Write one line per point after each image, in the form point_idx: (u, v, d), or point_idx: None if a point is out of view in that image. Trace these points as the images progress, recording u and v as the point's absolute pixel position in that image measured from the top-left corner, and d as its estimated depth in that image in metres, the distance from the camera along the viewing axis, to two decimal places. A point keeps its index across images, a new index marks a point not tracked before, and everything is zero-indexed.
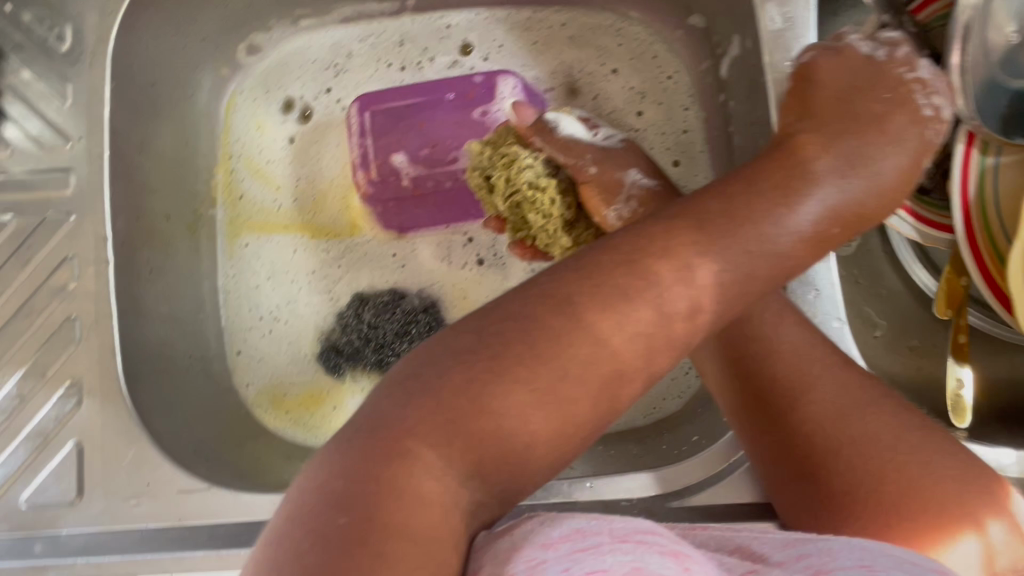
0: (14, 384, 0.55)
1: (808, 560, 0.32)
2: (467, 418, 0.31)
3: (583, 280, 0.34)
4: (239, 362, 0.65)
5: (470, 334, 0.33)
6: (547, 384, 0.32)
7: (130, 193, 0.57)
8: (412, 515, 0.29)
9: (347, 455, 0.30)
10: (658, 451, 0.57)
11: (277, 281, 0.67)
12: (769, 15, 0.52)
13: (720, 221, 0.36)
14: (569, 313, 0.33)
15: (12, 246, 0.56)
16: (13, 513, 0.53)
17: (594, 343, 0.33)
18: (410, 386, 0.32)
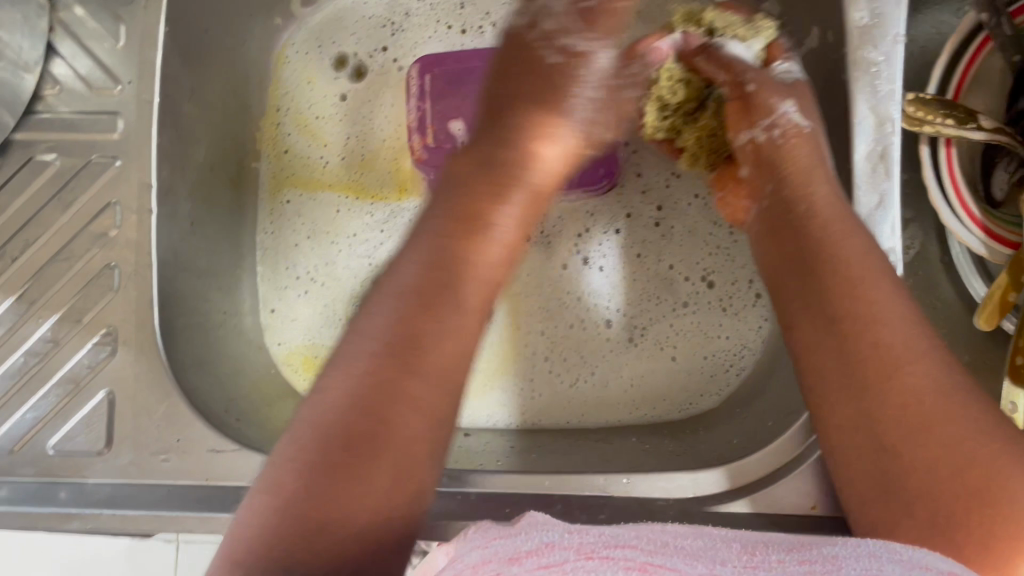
0: (49, 328, 0.54)
1: (812, 565, 0.35)
2: (361, 447, 0.37)
3: (390, 299, 0.41)
4: (272, 320, 0.64)
5: (356, 363, 0.39)
6: (430, 395, 0.39)
7: (178, 141, 0.56)
8: (336, 517, 0.36)
9: (274, 500, 0.37)
10: (696, 449, 0.55)
11: (317, 240, 0.66)
12: (857, 10, 0.50)
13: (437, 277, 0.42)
14: (407, 355, 0.39)
15: (54, 186, 0.55)
16: (40, 458, 0.52)
17: (453, 352, 0.41)
18: (302, 435, 0.38)
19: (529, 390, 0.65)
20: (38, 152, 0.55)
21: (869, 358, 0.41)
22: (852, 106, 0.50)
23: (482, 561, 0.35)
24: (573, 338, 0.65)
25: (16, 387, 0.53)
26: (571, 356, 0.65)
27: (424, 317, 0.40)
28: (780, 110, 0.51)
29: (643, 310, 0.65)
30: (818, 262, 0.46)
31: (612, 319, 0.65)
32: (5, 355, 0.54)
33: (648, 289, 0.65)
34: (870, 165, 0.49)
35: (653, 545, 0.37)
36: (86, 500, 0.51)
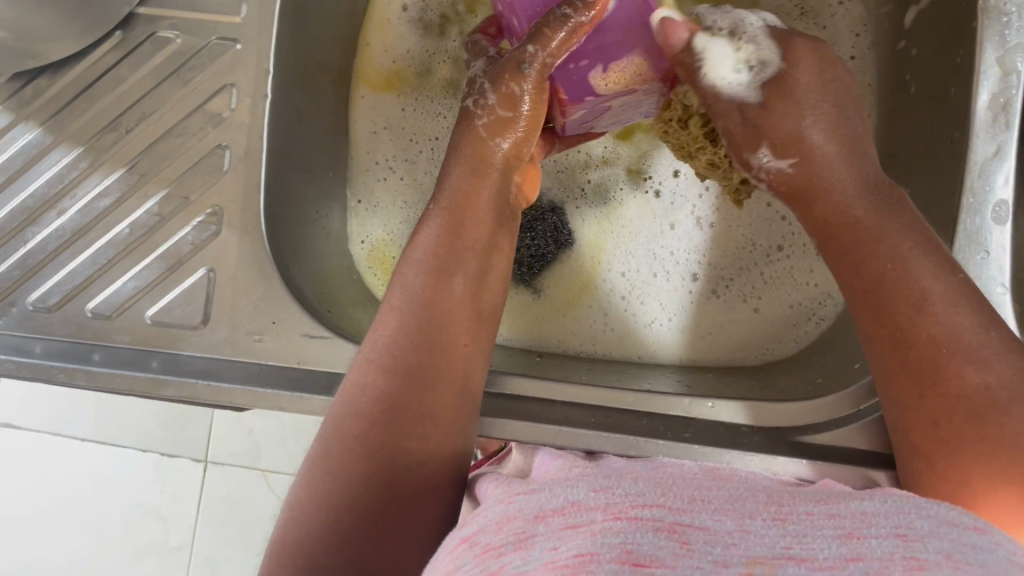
0: (156, 203, 0.55)
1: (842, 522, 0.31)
2: (388, 447, 0.43)
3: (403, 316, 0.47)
4: (358, 212, 0.64)
5: (372, 374, 0.45)
6: (427, 383, 0.45)
7: (298, 34, 0.57)
8: (369, 521, 0.41)
9: (310, 514, 0.41)
10: (776, 386, 0.55)
11: (395, 129, 0.65)
12: None
13: (422, 288, 0.48)
14: (418, 355, 0.46)
15: (173, 63, 0.56)
16: (137, 327, 0.53)
17: (436, 351, 0.46)
18: (334, 443, 0.43)
19: (600, 323, 0.65)
20: (161, 29, 0.57)
21: (916, 357, 0.41)
22: (978, 55, 0.50)
23: (507, 518, 0.34)
24: (656, 285, 0.66)
25: (118, 255, 0.54)
26: (653, 298, 0.65)
27: (418, 330, 0.46)
28: (759, 160, 0.49)
29: (733, 261, 0.65)
30: (859, 278, 0.45)
31: (700, 270, 0.65)
32: (112, 224, 0.55)
33: (743, 235, 0.65)
34: (991, 114, 0.49)
35: (683, 501, 0.33)
36: (180, 370, 0.52)
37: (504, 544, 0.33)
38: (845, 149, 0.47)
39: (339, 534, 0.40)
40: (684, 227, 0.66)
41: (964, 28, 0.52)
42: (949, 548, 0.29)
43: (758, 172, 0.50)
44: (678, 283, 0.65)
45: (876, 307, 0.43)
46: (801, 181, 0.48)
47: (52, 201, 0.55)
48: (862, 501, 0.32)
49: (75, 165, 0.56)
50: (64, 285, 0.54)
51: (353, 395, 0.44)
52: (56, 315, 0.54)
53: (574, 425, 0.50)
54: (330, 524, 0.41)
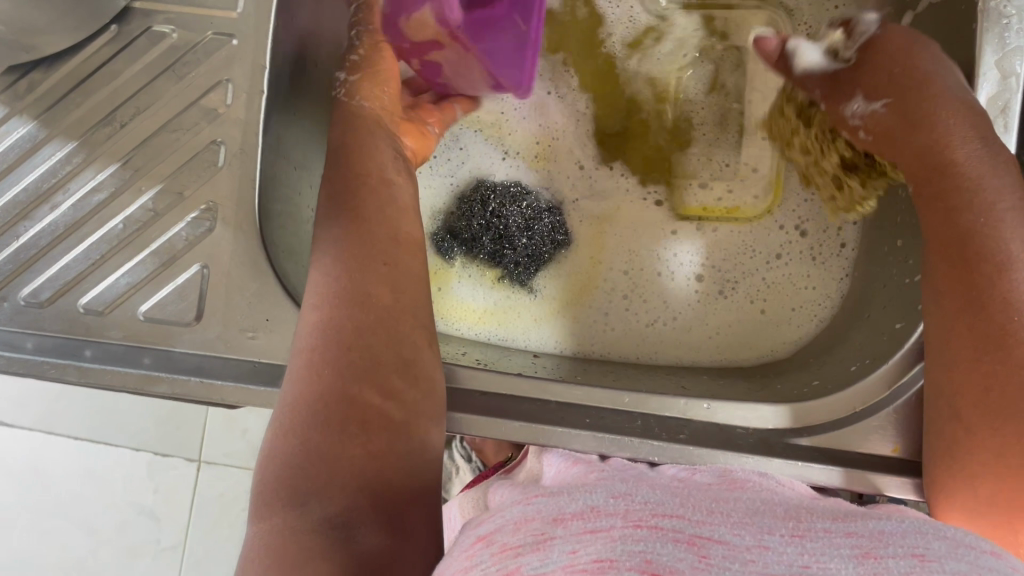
0: (150, 198, 0.54)
1: (859, 538, 0.31)
2: (361, 374, 0.44)
3: (355, 262, 0.47)
4: None
5: (334, 308, 0.46)
6: (382, 313, 0.46)
7: (296, 31, 0.56)
8: (351, 442, 0.42)
9: (291, 442, 0.41)
10: (772, 390, 0.55)
11: None
12: None
13: (371, 223, 0.49)
14: (369, 293, 0.47)
15: (169, 57, 0.56)
16: (129, 323, 0.53)
17: (387, 287, 0.47)
18: (305, 371, 0.44)
19: (600, 323, 0.65)
20: (157, 23, 0.56)
21: (985, 321, 0.42)
22: (977, 57, 0.50)
23: (526, 518, 0.34)
24: (656, 284, 0.66)
25: (112, 251, 0.54)
26: (651, 300, 0.65)
27: (370, 264, 0.48)
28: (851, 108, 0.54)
29: (734, 265, 0.65)
30: (939, 223, 0.45)
31: (701, 273, 0.66)
32: (105, 220, 0.54)
33: (745, 238, 0.66)
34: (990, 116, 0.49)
35: (700, 513, 0.33)
36: (173, 367, 0.52)
37: (521, 546, 0.32)
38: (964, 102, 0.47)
39: (306, 454, 0.41)
40: (688, 231, 0.66)
41: (963, 30, 0.52)
42: (968, 568, 0.30)
43: (858, 117, 0.53)
44: (683, 284, 0.65)
45: (950, 252, 0.44)
46: (894, 120, 0.50)
47: (44, 196, 0.55)
48: (879, 521, 0.32)
49: (68, 160, 0.55)
50: (56, 281, 0.54)
51: (313, 332, 0.45)
52: (48, 311, 0.53)
53: (571, 425, 0.50)
54: (297, 448, 0.41)
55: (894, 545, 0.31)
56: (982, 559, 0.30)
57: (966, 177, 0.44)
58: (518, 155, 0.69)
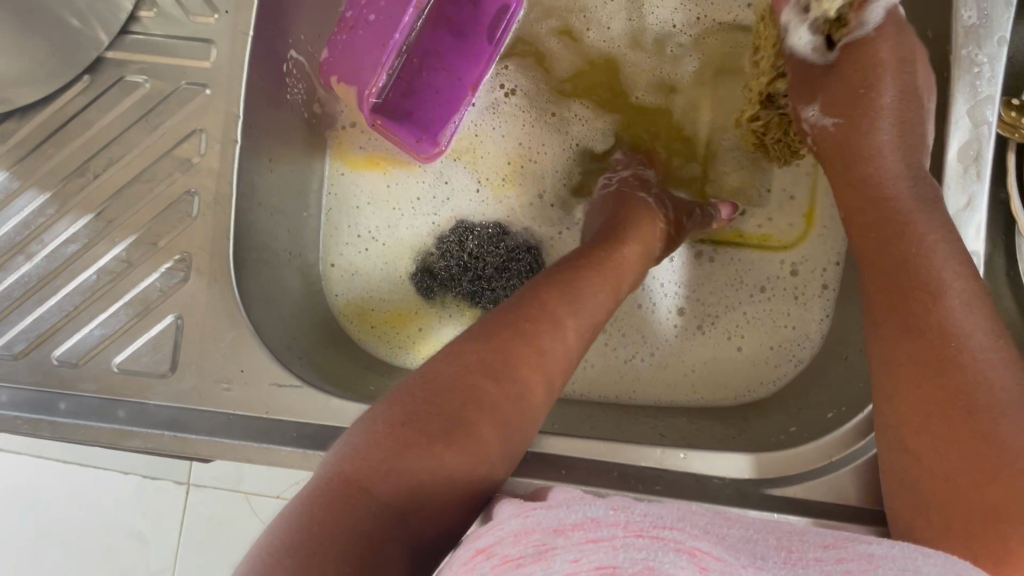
0: (123, 248, 0.54)
1: (849, 565, 0.31)
2: (484, 410, 0.41)
3: (523, 314, 0.46)
4: (333, 274, 0.65)
5: (491, 342, 0.44)
6: (526, 361, 0.44)
7: (267, 79, 0.56)
8: (441, 473, 0.38)
9: (385, 445, 0.38)
10: (748, 435, 0.54)
11: (379, 205, 0.67)
12: (965, 7, 0.49)
13: (557, 287, 0.48)
14: (527, 339, 0.45)
15: (142, 108, 0.56)
16: (102, 375, 0.52)
17: (542, 347, 0.45)
18: (435, 387, 0.41)
19: (579, 361, 0.65)
20: (129, 73, 0.56)
21: (928, 347, 0.39)
22: (950, 105, 0.50)
23: (525, 531, 0.31)
24: (639, 317, 0.65)
25: (85, 302, 0.54)
26: (635, 336, 0.65)
27: (534, 318, 0.46)
28: (806, 115, 0.53)
29: (715, 299, 0.65)
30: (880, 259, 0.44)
31: (682, 305, 0.65)
32: (78, 271, 0.54)
33: (733, 270, 0.65)
34: (962, 166, 0.49)
35: (698, 526, 0.32)
36: (146, 421, 0.51)
37: (523, 556, 0.29)
38: (901, 127, 0.47)
39: (371, 454, 0.37)
40: (680, 257, 0.66)
41: (939, 77, 0.51)
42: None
43: (811, 125, 0.53)
44: (665, 317, 0.65)
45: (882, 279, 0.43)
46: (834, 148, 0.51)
47: (17, 246, 0.55)
48: (869, 546, 0.32)
49: (42, 211, 0.55)
50: (29, 332, 0.54)
51: (449, 361, 0.43)
52: (22, 363, 0.53)
53: (546, 476, 0.50)
54: (365, 446, 0.38)
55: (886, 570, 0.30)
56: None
57: (906, 212, 0.44)
58: (487, 182, 0.67)
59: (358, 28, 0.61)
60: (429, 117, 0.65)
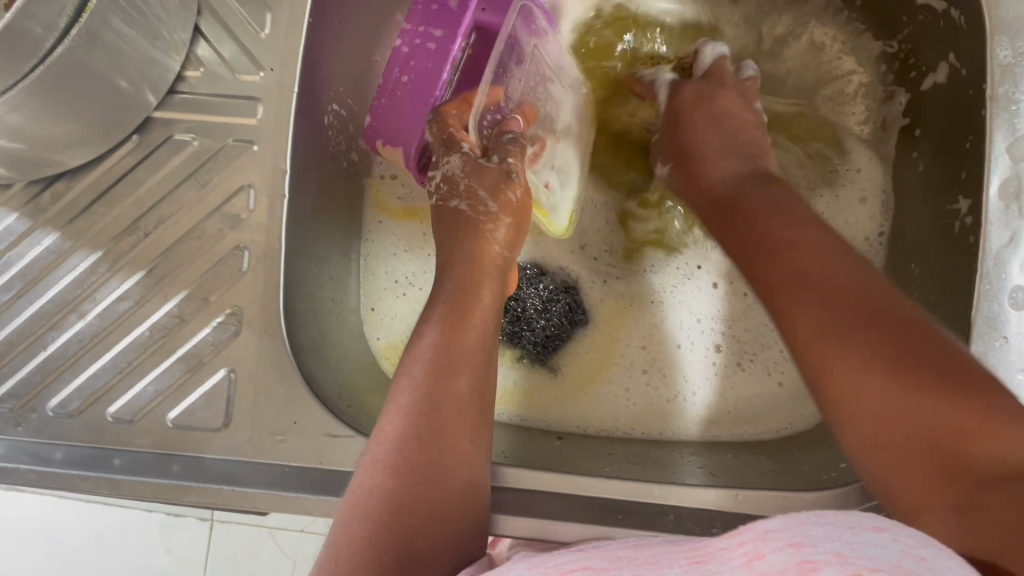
0: (175, 304, 0.55)
1: (753, 545, 0.30)
2: (436, 454, 0.44)
3: (445, 333, 0.49)
4: (372, 318, 0.64)
5: (419, 371, 0.47)
6: (452, 379, 0.47)
7: (310, 131, 0.57)
8: (415, 530, 0.41)
9: (356, 521, 0.41)
10: (798, 472, 0.54)
11: (417, 251, 0.65)
12: (999, 47, 0.50)
13: (466, 299, 0.51)
14: (451, 359, 0.48)
15: (190, 165, 0.57)
16: (158, 431, 0.53)
17: (463, 360, 0.48)
18: (390, 439, 0.44)
19: (622, 403, 0.64)
20: (177, 132, 0.57)
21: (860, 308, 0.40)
22: (989, 143, 0.50)
23: None
24: (676, 355, 0.65)
25: (139, 358, 0.54)
26: (672, 375, 0.64)
27: (451, 338, 0.49)
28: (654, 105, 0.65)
29: (754, 338, 0.65)
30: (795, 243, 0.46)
31: (719, 343, 0.65)
32: (131, 328, 0.55)
33: None
34: (1003, 203, 0.49)
35: (610, 561, 0.35)
36: (202, 475, 0.51)
37: None
38: (726, 130, 0.59)
39: (356, 505, 0.42)
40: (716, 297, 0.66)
41: (975, 115, 0.52)
42: (841, 545, 0.27)
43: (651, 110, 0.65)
44: (700, 353, 0.65)
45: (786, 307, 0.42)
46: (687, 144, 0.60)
47: (71, 305, 0.55)
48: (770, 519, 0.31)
49: (94, 269, 0.56)
50: (84, 390, 0.54)
51: (389, 421, 0.45)
52: (77, 421, 0.54)
53: (601, 523, 0.49)
54: (358, 493, 0.42)
55: (779, 540, 0.29)
56: (858, 535, 0.28)
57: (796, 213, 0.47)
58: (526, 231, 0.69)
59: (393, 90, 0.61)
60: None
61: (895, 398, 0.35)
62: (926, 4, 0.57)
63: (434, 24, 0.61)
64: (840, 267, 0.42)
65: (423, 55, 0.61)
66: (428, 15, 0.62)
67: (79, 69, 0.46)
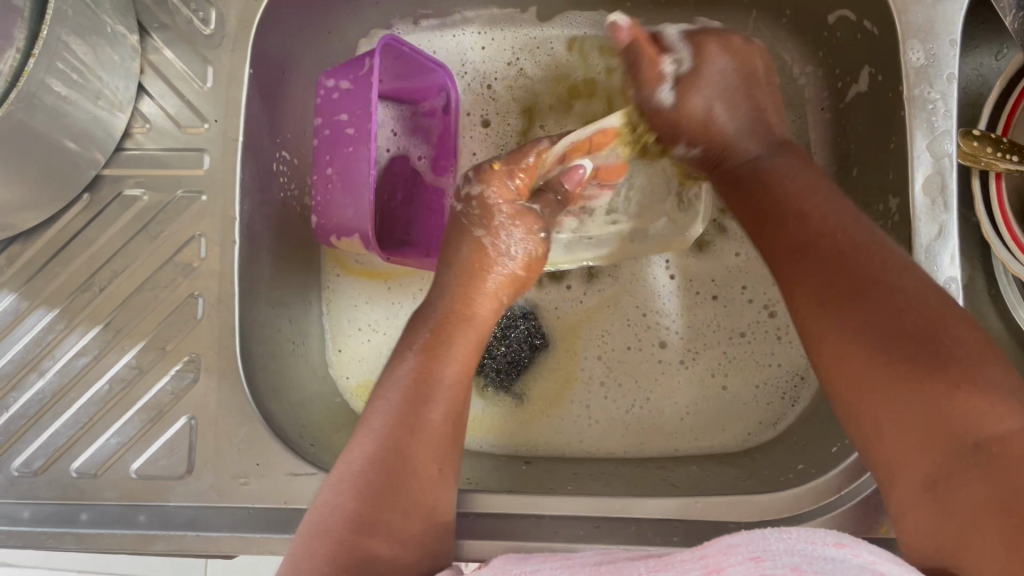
0: (134, 355, 0.56)
1: (708, 557, 0.35)
2: (393, 489, 0.44)
3: (422, 365, 0.50)
4: (337, 360, 0.65)
5: (386, 399, 0.48)
6: (414, 412, 0.47)
7: (258, 178, 0.59)
8: (368, 558, 0.41)
9: (314, 548, 0.41)
10: (760, 476, 0.55)
11: (376, 299, 0.67)
12: (910, 49, 0.52)
13: (441, 338, 0.52)
14: (428, 389, 0.48)
15: (142, 219, 0.58)
16: (122, 482, 0.53)
17: (433, 388, 0.49)
18: (349, 475, 0.44)
19: (584, 420, 0.64)
20: (127, 187, 0.58)
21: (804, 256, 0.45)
22: (910, 141, 0.52)
23: None
24: (633, 359, 0.65)
25: (101, 411, 0.55)
26: (627, 381, 0.65)
27: (429, 366, 0.50)
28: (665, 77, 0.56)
29: (700, 337, 0.65)
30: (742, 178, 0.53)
31: (667, 339, 0.65)
32: (90, 383, 0.56)
33: (716, 313, 0.65)
34: (928, 197, 0.51)
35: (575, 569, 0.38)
36: (168, 523, 0.52)
37: None
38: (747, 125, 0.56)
39: (310, 540, 0.42)
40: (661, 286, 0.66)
41: (896, 117, 0.54)
42: (799, 559, 0.32)
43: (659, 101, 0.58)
44: (651, 352, 0.65)
45: (791, 279, 0.45)
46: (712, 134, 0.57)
47: (30, 364, 0.56)
48: (728, 538, 0.36)
49: (52, 327, 0.57)
50: (47, 448, 0.55)
51: (360, 454, 0.45)
52: (41, 479, 0.54)
53: (564, 540, 0.50)
54: (313, 526, 0.42)
55: (737, 553, 0.35)
56: (818, 549, 0.33)
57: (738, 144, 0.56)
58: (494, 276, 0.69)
59: (330, 185, 0.61)
60: (425, 230, 0.68)
61: (897, 417, 0.38)
62: (843, 16, 0.59)
63: (344, 107, 0.61)
64: (839, 268, 0.43)
65: (349, 139, 0.61)
66: (334, 102, 0.62)
67: (22, 131, 0.47)
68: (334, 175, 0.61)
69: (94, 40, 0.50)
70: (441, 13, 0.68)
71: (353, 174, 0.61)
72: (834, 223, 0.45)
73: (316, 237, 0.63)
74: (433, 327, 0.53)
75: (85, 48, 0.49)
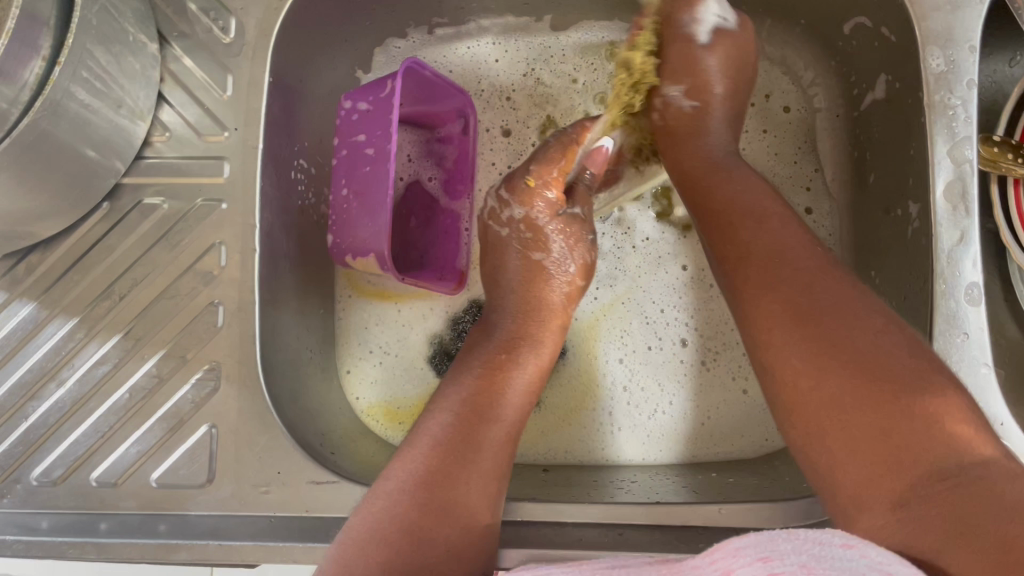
0: (154, 363, 0.56)
1: (718, 562, 0.35)
2: (444, 498, 0.45)
3: (480, 388, 0.52)
4: (349, 378, 0.64)
5: (446, 417, 0.50)
6: (471, 431, 0.49)
7: (277, 186, 0.59)
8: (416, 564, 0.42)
9: (364, 549, 0.42)
10: (781, 482, 0.55)
11: (387, 320, 0.66)
12: (930, 56, 0.52)
13: (497, 363, 0.54)
14: (487, 412, 0.50)
15: (161, 227, 0.58)
16: (143, 492, 0.53)
17: (491, 413, 0.51)
18: (403, 482, 0.45)
19: (607, 424, 0.64)
20: (146, 196, 0.58)
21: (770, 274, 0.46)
22: (931, 148, 0.52)
23: None
24: (652, 360, 0.65)
25: (121, 421, 0.55)
26: (650, 384, 0.65)
27: (489, 392, 0.52)
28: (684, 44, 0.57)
29: (717, 335, 0.65)
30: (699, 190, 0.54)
31: (686, 337, 0.65)
32: (110, 392, 0.55)
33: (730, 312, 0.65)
34: (950, 204, 0.51)
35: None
36: (189, 532, 0.51)
37: None
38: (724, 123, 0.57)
39: (361, 538, 0.42)
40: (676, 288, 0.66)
41: (916, 124, 0.54)
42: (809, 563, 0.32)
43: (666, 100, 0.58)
44: (671, 352, 0.65)
45: (759, 300, 0.46)
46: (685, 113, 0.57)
47: (50, 374, 0.56)
48: (739, 539, 0.36)
49: (72, 335, 0.57)
50: (67, 457, 0.54)
51: (405, 467, 0.46)
52: (61, 488, 0.54)
53: (587, 546, 0.50)
54: (364, 526, 0.43)
55: (747, 555, 0.34)
56: (826, 551, 0.33)
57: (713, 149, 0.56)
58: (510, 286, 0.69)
59: (348, 207, 0.61)
60: (441, 253, 0.68)
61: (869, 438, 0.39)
62: (859, 24, 0.59)
63: (363, 129, 0.61)
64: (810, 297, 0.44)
65: (367, 159, 0.61)
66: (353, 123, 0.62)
67: (46, 141, 0.47)
68: (353, 193, 0.61)
69: (116, 48, 0.50)
70: (456, 21, 0.68)
71: (371, 189, 0.61)
72: (804, 254, 0.46)
73: (333, 256, 0.63)
74: (486, 353, 0.55)
75: (107, 57, 0.49)
